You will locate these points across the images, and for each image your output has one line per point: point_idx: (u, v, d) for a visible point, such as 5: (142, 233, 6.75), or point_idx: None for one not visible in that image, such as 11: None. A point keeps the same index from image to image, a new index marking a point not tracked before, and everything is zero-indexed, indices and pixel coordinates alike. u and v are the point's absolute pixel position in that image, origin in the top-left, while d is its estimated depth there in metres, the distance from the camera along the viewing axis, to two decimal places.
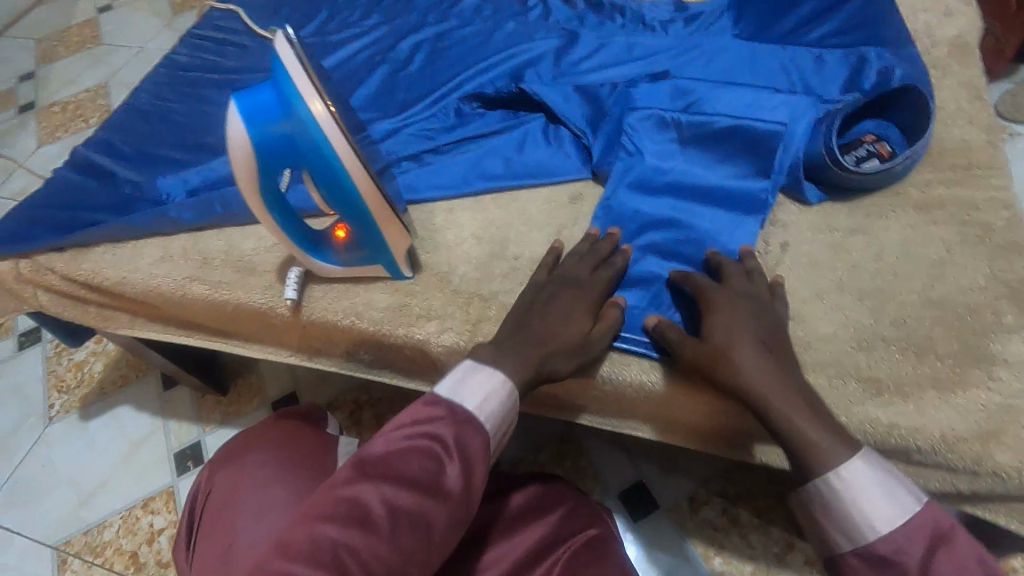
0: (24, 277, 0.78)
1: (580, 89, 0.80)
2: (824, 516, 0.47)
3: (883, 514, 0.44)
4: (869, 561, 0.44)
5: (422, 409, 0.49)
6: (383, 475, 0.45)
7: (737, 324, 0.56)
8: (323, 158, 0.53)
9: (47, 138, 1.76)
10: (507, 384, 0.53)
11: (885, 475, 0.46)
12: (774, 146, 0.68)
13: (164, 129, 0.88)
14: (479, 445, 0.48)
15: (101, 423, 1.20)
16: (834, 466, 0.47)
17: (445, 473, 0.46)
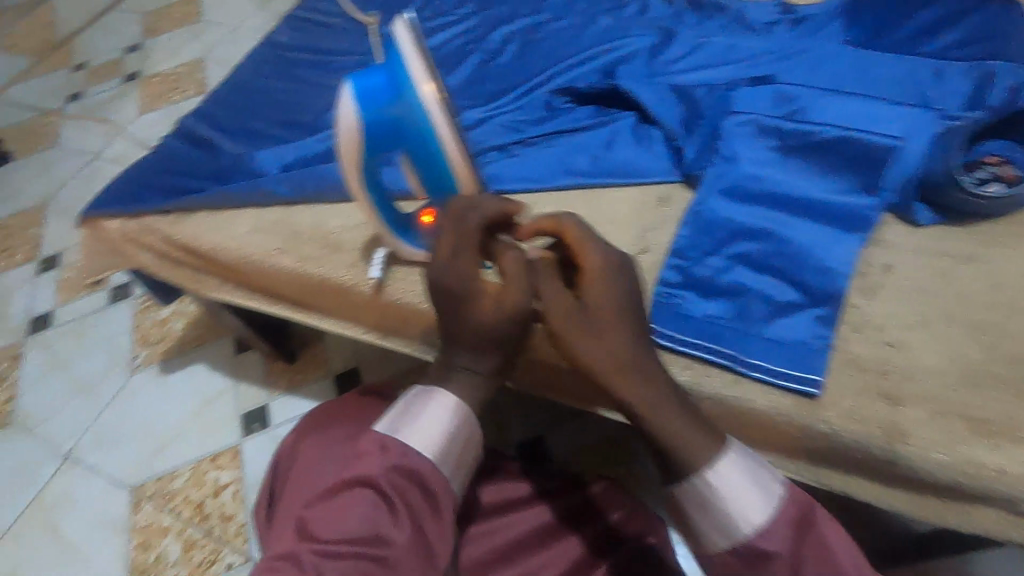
0: (131, 236, 0.83)
1: (675, 90, 0.78)
2: (700, 512, 0.47)
3: (752, 506, 0.46)
4: (747, 553, 0.45)
5: (359, 459, 0.51)
6: (322, 539, 0.47)
7: (600, 298, 0.52)
8: (426, 141, 0.54)
9: (146, 107, 1.88)
10: (447, 403, 0.53)
11: (755, 470, 0.47)
12: (885, 161, 0.64)
13: (263, 106, 0.92)
14: (422, 472, 0.50)
15: (178, 378, 1.28)
16: (708, 463, 0.47)
17: (382, 525, 0.47)
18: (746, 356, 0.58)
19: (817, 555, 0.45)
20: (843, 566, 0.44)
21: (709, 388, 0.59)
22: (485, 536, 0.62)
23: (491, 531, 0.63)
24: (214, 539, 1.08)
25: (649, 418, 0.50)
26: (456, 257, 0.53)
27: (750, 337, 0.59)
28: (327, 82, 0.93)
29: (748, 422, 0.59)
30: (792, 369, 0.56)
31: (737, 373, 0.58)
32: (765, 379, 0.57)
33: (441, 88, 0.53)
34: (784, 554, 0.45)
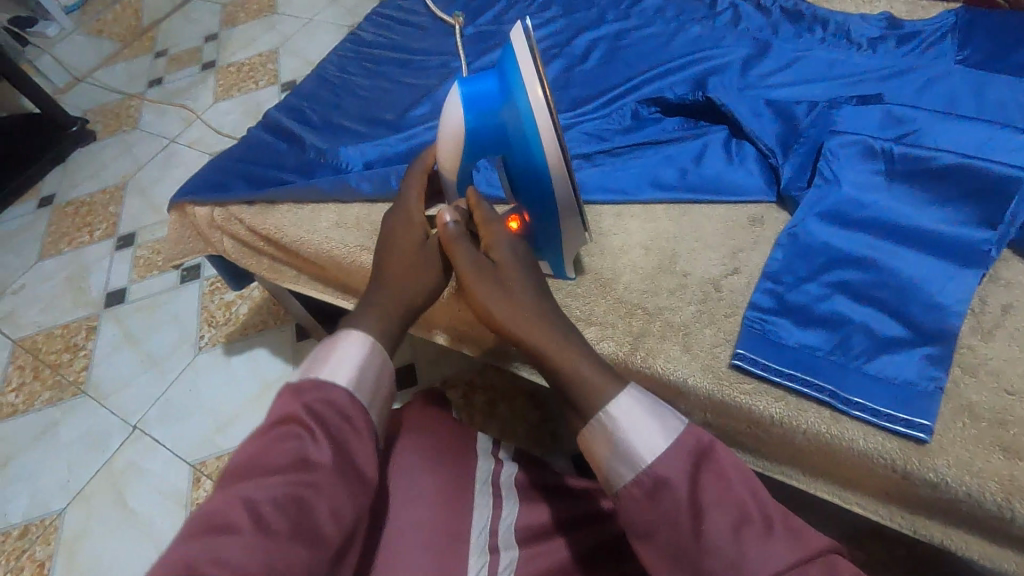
0: (216, 223, 0.86)
1: (772, 105, 0.75)
2: (606, 450, 0.46)
3: (647, 438, 0.44)
4: (647, 487, 0.43)
5: (278, 404, 0.46)
6: (243, 479, 0.41)
7: (498, 254, 0.56)
8: (529, 149, 0.54)
9: (221, 95, 1.95)
10: (358, 340, 0.51)
11: (648, 404, 0.46)
12: (1010, 193, 0.59)
13: (347, 102, 0.93)
14: (343, 399, 0.47)
15: (241, 360, 1.32)
16: (604, 405, 0.47)
17: (307, 452, 0.43)
18: (846, 392, 0.55)
19: (715, 484, 0.42)
20: (745, 497, 0.41)
21: (804, 422, 0.55)
22: (534, 559, 0.56)
23: (542, 553, 0.57)
24: None
25: (559, 369, 0.50)
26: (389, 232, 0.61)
27: (852, 374, 0.56)
28: (410, 81, 0.94)
29: (841, 460, 0.56)
30: (899, 411, 0.53)
31: (837, 410, 0.55)
32: (868, 420, 0.53)
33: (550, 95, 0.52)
34: (681, 484, 0.42)
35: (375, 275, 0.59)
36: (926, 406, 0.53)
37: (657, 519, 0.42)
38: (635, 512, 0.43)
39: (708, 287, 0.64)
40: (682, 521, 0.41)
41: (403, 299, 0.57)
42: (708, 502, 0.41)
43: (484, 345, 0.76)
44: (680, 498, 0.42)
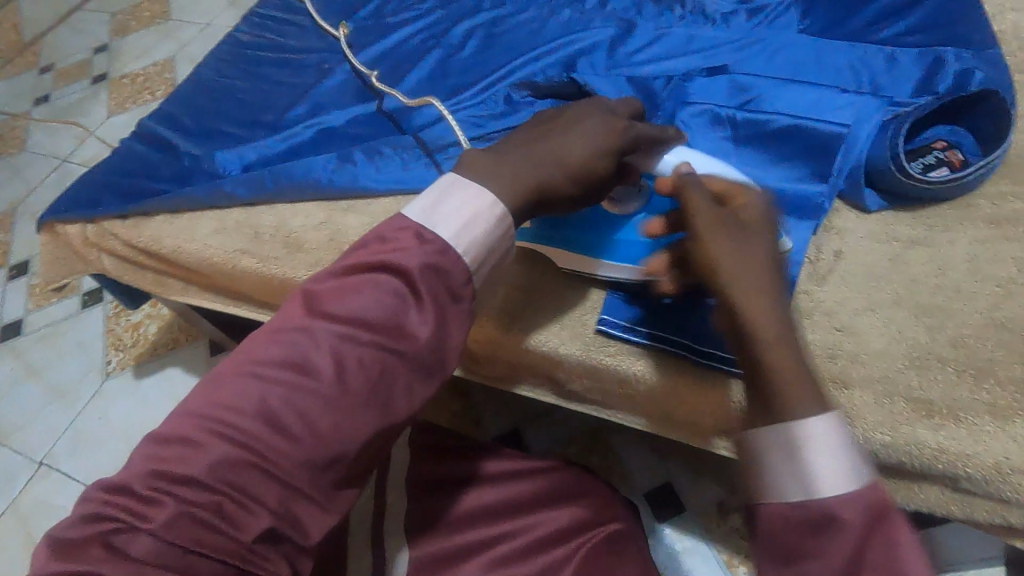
0: (91, 240, 0.82)
1: (633, 81, 0.78)
2: (777, 459, 0.42)
3: (832, 473, 0.40)
4: (802, 520, 0.40)
5: (381, 245, 0.48)
6: (334, 317, 0.46)
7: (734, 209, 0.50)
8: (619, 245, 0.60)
9: (116, 109, 1.85)
10: (494, 207, 0.49)
11: (849, 446, 0.41)
12: (834, 150, 0.65)
13: (223, 105, 0.90)
14: (456, 272, 0.48)
15: (153, 382, 1.27)
16: (797, 416, 0.42)
17: (402, 317, 0.46)
18: (696, 344, 0.58)
19: (884, 555, 0.38)
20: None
21: (661, 376, 0.60)
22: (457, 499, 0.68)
23: (463, 496, 0.69)
24: None
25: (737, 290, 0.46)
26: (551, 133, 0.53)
27: (700, 328, 0.58)
28: (288, 80, 0.92)
29: (698, 408, 0.60)
30: None
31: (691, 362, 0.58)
32: (718, 368, 0.57)
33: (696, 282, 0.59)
34: (852, 530, 0.38)
35: (533, 136, 0.53)
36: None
37: (799, 558, 0.39)
38: (777, 536, 0.40)
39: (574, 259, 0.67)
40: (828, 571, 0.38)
41: (539, 178, 0.51)
42: (871, 564, 0.37)
43: None
44: (833, 551, 0.38)
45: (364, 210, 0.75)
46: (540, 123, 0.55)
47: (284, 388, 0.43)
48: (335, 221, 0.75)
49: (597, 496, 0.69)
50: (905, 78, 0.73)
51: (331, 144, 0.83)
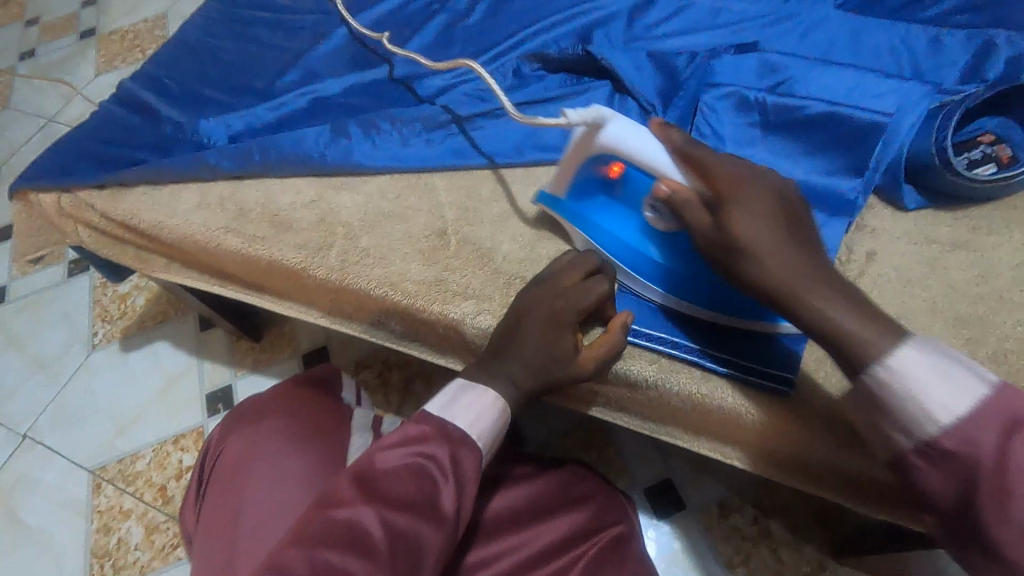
0: (66, 211, 0.77)
1: (653, 57, 0.72)
2: (889, 409, 0.41)
3: (939, 402, 0.39)
4: (930, 458, 0.40)
5: (412, 428, 0.51)
6: (381, 497, 0.46)
7: (742, 227, 0.47)
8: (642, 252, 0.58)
9: (105, 67, 1.77)
10: (498, 406, 0.53)
11: (942, 358, 0.40)
12: (873, 138, 0.59)
13: (211, 69, 0.84)
14: (471, 465, 0.50)
15: (139, 356, 1.22)
16: (878, 358, 0.41)
17: (438, 496, 0.47)
18: (712, 349, 0.55)
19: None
20: None
21: (676, 383, 0.55)
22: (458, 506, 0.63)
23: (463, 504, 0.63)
24: (176, 523, 1.05)
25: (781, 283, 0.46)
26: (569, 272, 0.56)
27: (712, 333, 0.56)
28: (281, 43, 0.85)
29: (713, 418, 0.56)
30: (768, 370, 0.53)
31: (705, 367, 0.55)
32: (733, 373, 0.54)
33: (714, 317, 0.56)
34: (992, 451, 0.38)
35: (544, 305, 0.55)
36: (784, 356, 0.53)
37: (945, 490, 0.40)
38: (919, 479, 0.41)
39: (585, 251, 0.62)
40: (980, 489, 0.38)
41: (550, 354, 0.54)
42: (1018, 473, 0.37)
43: (358, 317, 0.71)
44: (974, 470, 0.38)
45: (358, 189, 0.70)
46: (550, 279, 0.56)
47: (338, 555, 0.42)
48: (326, 200, 0.70)
49: (603, 495, 0.66)
50: (950, 63, 0.67)
51: (325, 115, 0.77)
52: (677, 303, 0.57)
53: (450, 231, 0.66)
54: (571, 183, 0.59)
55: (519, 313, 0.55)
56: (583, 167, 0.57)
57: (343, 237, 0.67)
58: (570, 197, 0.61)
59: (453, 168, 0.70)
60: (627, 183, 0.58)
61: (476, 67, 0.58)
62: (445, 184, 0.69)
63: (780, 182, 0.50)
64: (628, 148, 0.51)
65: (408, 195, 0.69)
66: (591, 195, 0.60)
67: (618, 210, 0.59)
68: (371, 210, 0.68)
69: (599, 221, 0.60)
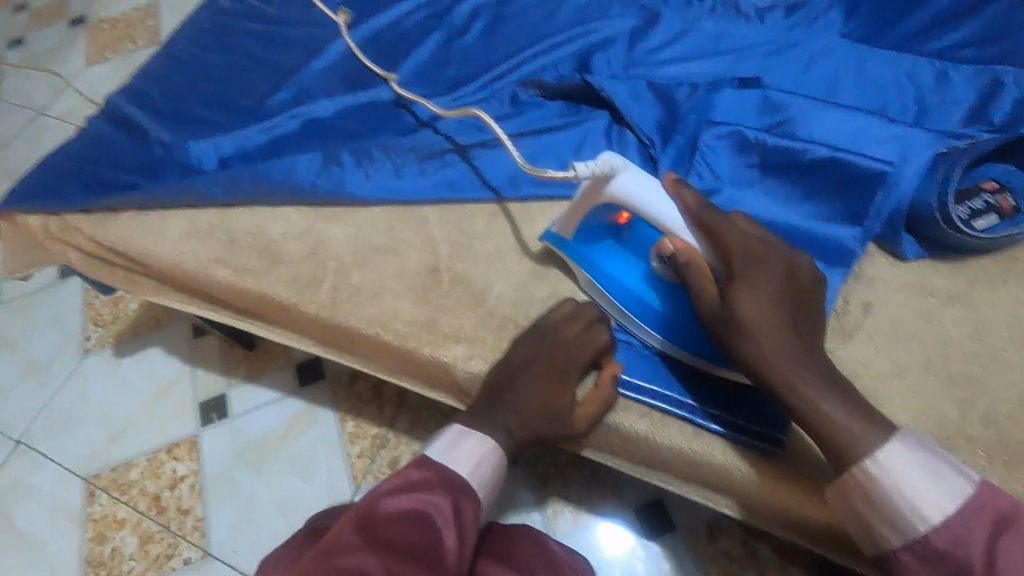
0: (53, 234, 0.75)
1: (653, 87, 0.70)
2: (878, 502, 0.43)
3: (931, 501, 0.41)
4: (921, 555, 0.41)
5: (413, 472, 0.50)
6: (383, 543, 0.44)
7: (748, 307, 0.47)
8: (644, 302, 0.58)
9: (95, 58, 1.73)
10: (495, 453, 0.53)
11: (929, 457, 0.42)
12: (873, 189, 0.59)
13: (200, 85, 0.82)
14: (472, 514, 0.49)
15: (132, 362, 1.22)
16: (871, 456, 0.43)
17: (440, 543, 0.45)
18: (706, 406, 0.55)
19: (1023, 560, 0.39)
20: None
21: (667, 438, 0.56)
22: None
23: None
24: (169, 533, 1.06)
25: (772, 364, 0.47)
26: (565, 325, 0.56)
27: (709, 386, 0.56)
28: (271, 58, 0.83)
29: (704, 471, 0.56)
30: (758, 426, 0.53)
31: (699, 425, 0.55)
32: (726, 433, 0.54)
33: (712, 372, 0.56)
34: (977, 554, 0.40)
35: (542, 361, 0.55)
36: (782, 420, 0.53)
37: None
38: None
39: (580, 294, 0.62)
40: None
41: (548, 408, 0.54)
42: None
43: (349, 350, 0.70)
44: (969, 570, 0.40)
45: (350, 220, 0.69)
46: (549, 330, 0.56)
47: None
48: (317, 231, 0.69)
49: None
50: (955, 102, 0.65)
51: (318, 139, 0.76)
52: (673, 350, 0.57)
53: (443, 268, 0.65)
54: (580, 225, 0.59)
55: (521, 366, 0.55)
56: (594, 212, 0.57)
57: (334, 272, 0.66)
58: (577, 239, 0.60)
59: (447, 200, 0.69)
60: (634, 229, 0.58)
61: (482, 116, 0.61)
62: (438, 217, 0.68)
63: (784, 259, 0.51)
64: (639, 201, 0.52)
65: (400, 228, 0.68)
66: (599, 238, 0.60)
67: (624, 255, 0.59)
68: (363, 243, 0.67)
69: (604, 264, 0.60)
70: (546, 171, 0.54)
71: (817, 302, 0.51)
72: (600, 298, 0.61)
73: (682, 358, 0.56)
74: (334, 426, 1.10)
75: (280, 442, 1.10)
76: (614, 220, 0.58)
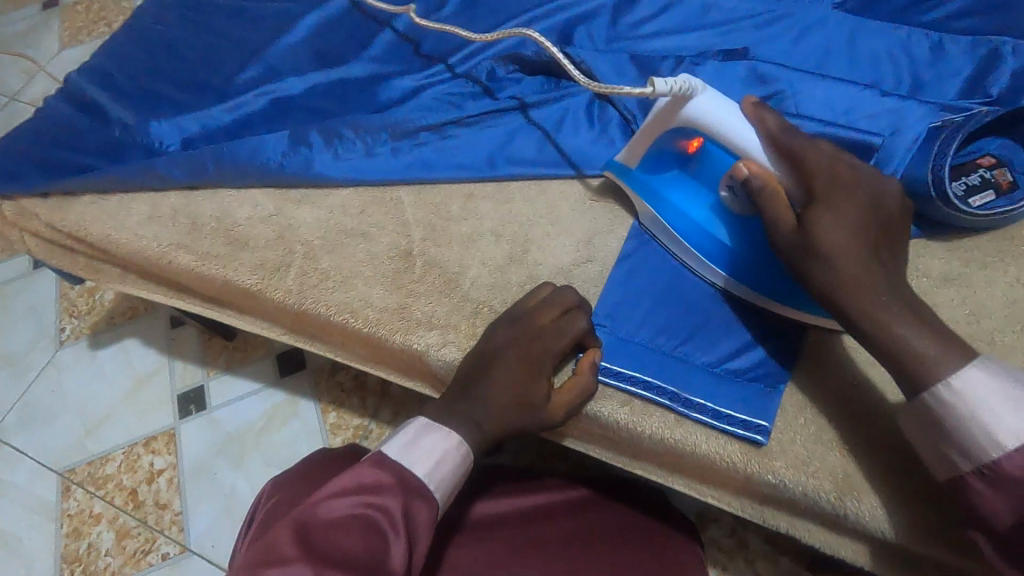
0: (9, 219, 0.72)
1: (637, 61, 0.67)
2: (951, 427, 0.41)
3: (1007, 425, 0.39)
4: (993, 480, 0.40)
5: (367, 471, 0.46)
6: (321, 554, 0.41)
7: (828, 231, 0.45)
8: (704, 236, 0.56)
9: (69, 42, 1.67)
10: (460, 446, 0.50)
11: (1010, 383, 0.40)
12: (862, 164, 0.57)
13: (163, 64, 0.78)
14: (426, 515, 0.46)
15: (108, 354, 1.19)
16: (944, 378, 0.41)
17: (385, 552, 0.42)
18: (686, 392, 0.53)
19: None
20: None
21: (648, 427, 0.53)
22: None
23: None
24: (147, 529, 1.03)
25: (845, 290, 0.45)
26: (540, 314, 0.53)
27: (691, 372, 0.54)
28: (238, 34, 0.79)
29: (685, 460, 0.54)
30: (742, 414, 0.52)
31: (679, 413, 0.53)
32: (708, 422, 0.52)
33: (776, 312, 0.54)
34: None
35: (516, 348, 0.52)
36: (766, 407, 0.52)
37: (1010, 516, 0.39)
38: (977, 505, 0.41)
39: (559, 279, 0.60)
40: None
41: (523, 397, 0.51)
42: None
43: (320, 338, 0.67)
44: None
45: (319, 203, 0.66)
46: (524, 319, 0.53)
47: None
48: (285, 214, 0.66)
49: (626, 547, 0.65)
50: (952, 75, 0.62)
51: (287, 119, 0.72)
52: (736, 287, 0.55)
53: (416, 252, 0.62)
54: (647, 152, 0.58)
55: (496, 349, 0.53)
56: (663, 137, 0.56)
57: (302, 257, 0.63)
58: (643, 167, 0.59)
59: (419, 181, 0.66)
60: (704, 158, 0.55)
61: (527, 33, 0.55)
62: (411, 199, 0.65)
63: (869, 186, 0.48)
64: (720, 126, 0.49)
65: (372, 211, 0.65)
66: (666, 168, 0.58)
67: (691, 186, 0.57)
68: (332, 226, 0.64)
69: (670, 196, 0.58)
70: (613, 88, 0.51)
71: (901, 231, 0.48)
72: (662, 232, 0.59)
73: (746, 296, 0.55)
74: (316, 418, 1.07)
75: (261, 435, 1.07)
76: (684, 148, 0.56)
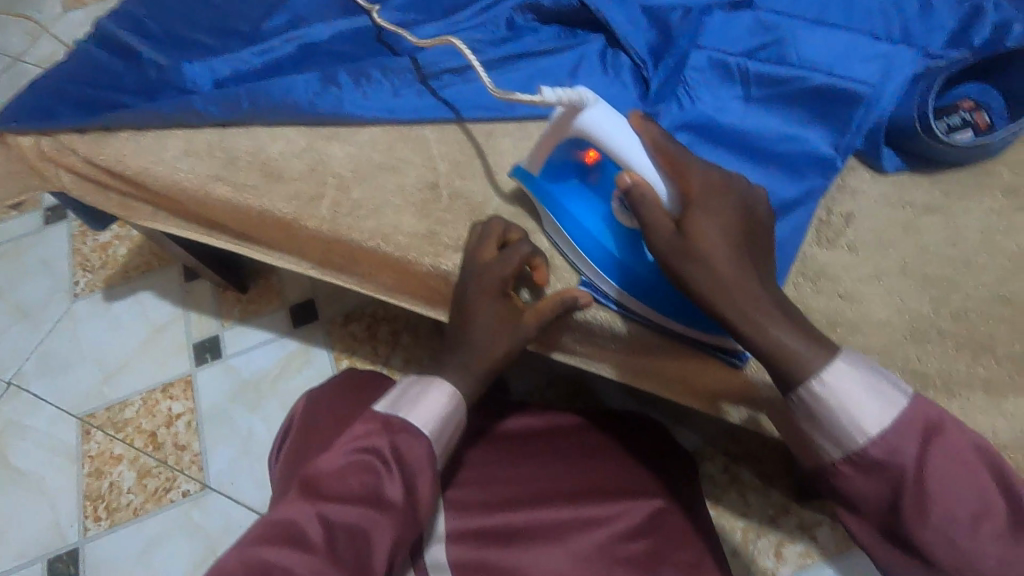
0: (46, 155, 0.75)
1: (648, 11, 0.71)
2: (824, 421, 0.43)
3: (871, 417, 0.42)
4: (859, 465, 0.43)
5: (359, 427, 0.51)
6: (322, 496, 0.46)
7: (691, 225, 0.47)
8: (605, 249, 0.59)
9: (72, 3, 1.67)
10: (444, 387, 0.54)
11: (871, 375, 0.43)
12: (851, 108, 0.62)
13: (192, 9, 0.80)
14: (420, 453, 0.50)
15: (124, 305, 1.22)
16: (817, 373, 0.44)
17: (381, 488, 0.47)
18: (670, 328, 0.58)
19: (950, 463, 0.41)
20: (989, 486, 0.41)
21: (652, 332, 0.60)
22: (513, 483, 0.64)
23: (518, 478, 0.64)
24: (167, 468, 1.07)
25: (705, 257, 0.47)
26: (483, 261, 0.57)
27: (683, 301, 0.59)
28: None
29: (691, 365, 0.61)
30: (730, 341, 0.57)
31: (668, 333, 0.59)
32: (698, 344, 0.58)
33: (668, 327, 0.58)
34: (910, 460, 0.41)
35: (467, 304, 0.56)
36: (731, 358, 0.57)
37: (876, 496, 0.43)
38: (850, 486, 0.44)
39: None
40: (906, 494, 0.42)
41: (495, 324, 0.56)
42: (939, 483, 0.41)
43: (347, 269, 0.72)
44: (903, 479, 0.42)
45: (349, 139, 0.70)
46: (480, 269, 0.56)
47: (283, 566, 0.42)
48: (316, 149, 0.69)
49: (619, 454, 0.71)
50: (939, 29, 0.66)
51: (315, 63, 0.76)
52: (630, 301, 0.59)
53: (442, 185, 0.66)
54: (548, 161, 0.60)
55: (467, 306, 0.56)
56: (560, 148, 0.58)
57: (334, 188, 0.67)
58: (545, 176, 0.61)
59: (442, 122, 0.70)
60: (602, 171, 0.58)
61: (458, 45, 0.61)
62: (436, 136, 0.69)
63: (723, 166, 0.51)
64: (605, 138, 0.51)
65: (399, 147, 0.69)
66: (565, 178, 0.60)
67: (589, 197, 0.60)
68: (363, 160, 0.68)
69: (566, 204, 0.60)
70: (514, 95, 0.54)
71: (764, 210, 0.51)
72: (565, 243, 0.61)
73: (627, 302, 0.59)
74: (329, 365, 1.12)
75: (276, 381, 1.12)
76: (580, 158, 0.58)
